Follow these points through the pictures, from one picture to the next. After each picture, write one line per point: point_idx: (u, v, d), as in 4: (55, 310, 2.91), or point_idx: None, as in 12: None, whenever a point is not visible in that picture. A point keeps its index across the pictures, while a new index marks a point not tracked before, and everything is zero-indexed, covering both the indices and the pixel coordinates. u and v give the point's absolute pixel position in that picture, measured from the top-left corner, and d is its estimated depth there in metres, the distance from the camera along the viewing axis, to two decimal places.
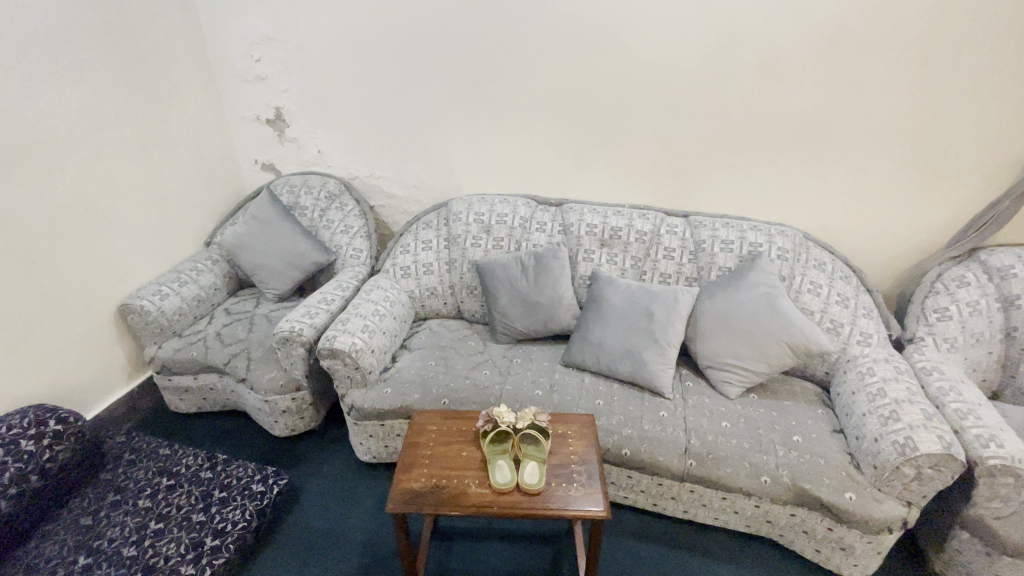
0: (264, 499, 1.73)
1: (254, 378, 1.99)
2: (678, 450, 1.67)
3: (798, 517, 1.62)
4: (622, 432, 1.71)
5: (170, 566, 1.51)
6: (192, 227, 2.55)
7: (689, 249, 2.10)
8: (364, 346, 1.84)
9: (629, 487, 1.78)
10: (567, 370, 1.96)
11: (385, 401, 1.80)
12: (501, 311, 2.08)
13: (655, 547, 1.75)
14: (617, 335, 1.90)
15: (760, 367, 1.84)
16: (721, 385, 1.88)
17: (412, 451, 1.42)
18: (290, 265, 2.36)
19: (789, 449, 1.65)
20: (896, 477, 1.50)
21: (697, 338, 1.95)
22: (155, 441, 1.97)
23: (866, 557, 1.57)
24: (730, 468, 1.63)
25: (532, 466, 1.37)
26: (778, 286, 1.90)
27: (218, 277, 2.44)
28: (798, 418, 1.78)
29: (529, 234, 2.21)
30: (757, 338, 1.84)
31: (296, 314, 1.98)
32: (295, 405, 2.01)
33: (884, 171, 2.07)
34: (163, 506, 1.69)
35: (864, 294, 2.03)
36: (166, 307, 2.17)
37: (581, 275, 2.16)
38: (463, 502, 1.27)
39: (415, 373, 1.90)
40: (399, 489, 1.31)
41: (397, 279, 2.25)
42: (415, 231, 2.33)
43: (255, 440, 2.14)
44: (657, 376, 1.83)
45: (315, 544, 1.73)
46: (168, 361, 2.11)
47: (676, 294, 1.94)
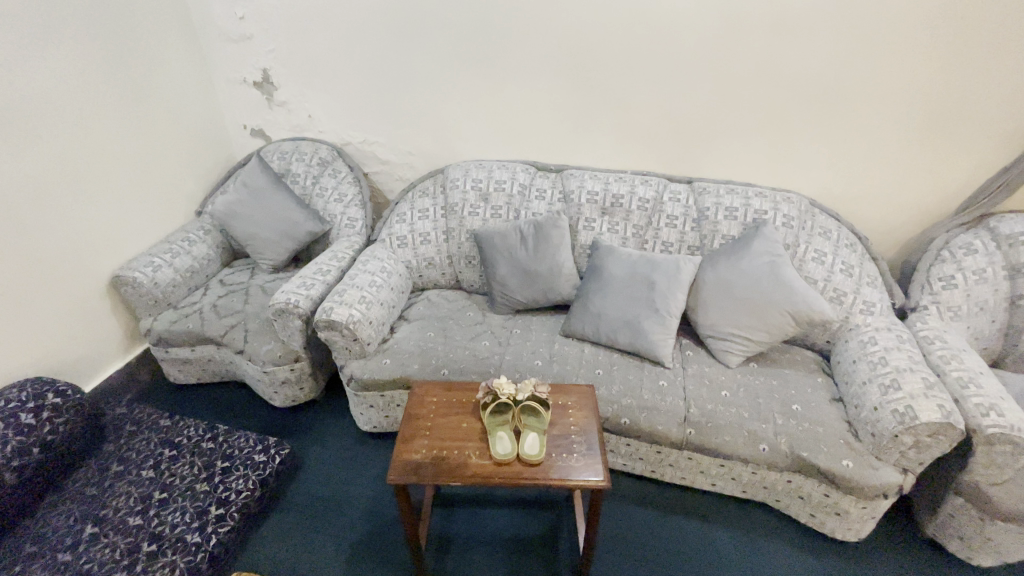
0: (267, 468, 1.75)
1: (252, 349, 1.97)
2: (677, 418, 1.67)
3: (795, 483, 1.63)
4: (622, 402, 1.71)
5: (176, 534, 1.53)
6: (181, 196, 2.48)
7: (692, 216, 2.05)
8: (362, 317, 1.82)
9: (628, 455, 1.80)
10: (567, 341, 1.94)
11: (386, 372, 1.80)
12: (500, 280, 2.04)
13: (652, 512, 1.79)
14: (618, 305, 1.87)
15: (761, 336, 1.83)
16: (721, 354, 1.87)
17: (412, 422, 1.40)
18: (284, 235, 2.31)
19: (788, 417, 1.66)
20: (894, 444, 1.51)
21: (698, 307, 1.92)
22: (156, 413, 1.97)
23: (860, 521, 1.59)
24: (729, 436, 1.64)
25: (533, 437, 1.36)
26: (782, 254, 1.87)
27: (212, 247, 2.39)
28: (797, 386, 1.78)
29: (528, 202, 2.15)
30: (760, 307, 1.82)
31: (292, 285, 1.94)
32: (294, 375, 2.01)
33: (897, 134, 1.99)
34: (167, 476, 1.70)
35: (869, 262, 2.00)
36: (159, 279, 2.14)
37: (581, 244, 2.12)
38: (464, 473, 1.26)
39: (414, 344, 1.88)
40: (400, 460, 1.29)
41: (394, 250, 2.20)
42: (411, 199, 2.27)
43: (256, 410, 2.15)
44: (658, 346, 1.81)
45: (318, 510, 1.76)
46: (164, 333, 2.08)
47: (678, 263, 1.91)
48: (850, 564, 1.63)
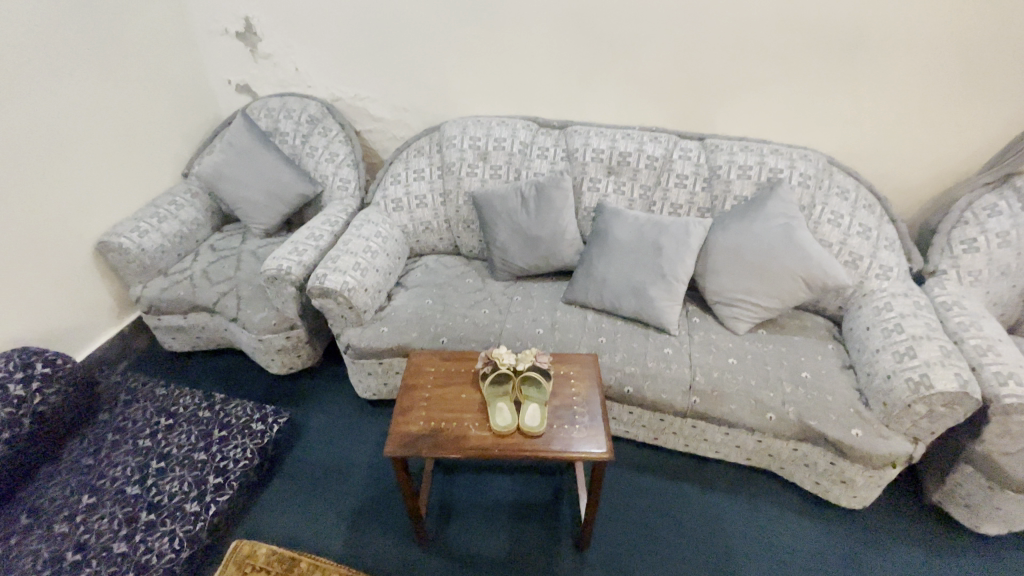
0: (264, 437, 1.74)
1: (246, 317, 1.92)
2: (682, 386, 1.63)
3: (800, 451, 1.61)
4: (626, 370, 1.66)
5: (175, 503, 1.53)
6: (165, 158, 2.36)
7: (703, 176, 1.95)
8: (357, 284, 1.75)
9: (630, 423, 1.77)
10: (570, 308, 1.87)
11: (383, 341, 1.74)
12: (500, 245, 1.95)
13: (654, 478, 1.77)
14: (623, 270, 1.79)
15: (772, 302, 1.76)
16: (729, 321, 1.81)
17: (410, 393, 1.35)
18: (275, 198, 2.21)
19: (796, 385, 1.61)
20: (906, 414, 1.47)
21: (707, 273, 1.84)
22: (152, 381, 1.95)
23: (866, 489, 1.57)
24: (735, 405, 1.60)
25: (533, 409, 1.30)
26: (797, 216, 1.77)
27: (200, 211, 2.30)
28: (807, 354, 1.72)
29: (530, 161, 2.04)
30: (771, 273, 1.74)
31: (283, 250, 1.86)
32: (290, 343, 1.96)
33: (927, 87, 1.85)
34: (164, 446, 1.69)
35: (887, 225, 1.91)
36: (146, 245, 2.06)
37: (586, 205, 2.02)
38: (463, 445, 1.21)
39: (412, 311, 1.82)
40: (397, 432, 1.24)
41: (389, 213, 2.11)
42: (406, 159, 2.15)
43: (254, 377, 2.12)
44: (664, 313, 1.74)
45: (319, 477, 1.75)
46: (155, 300, 2.03)
47: (687, 226, 1.82)
48: (852, 530, 1.63)
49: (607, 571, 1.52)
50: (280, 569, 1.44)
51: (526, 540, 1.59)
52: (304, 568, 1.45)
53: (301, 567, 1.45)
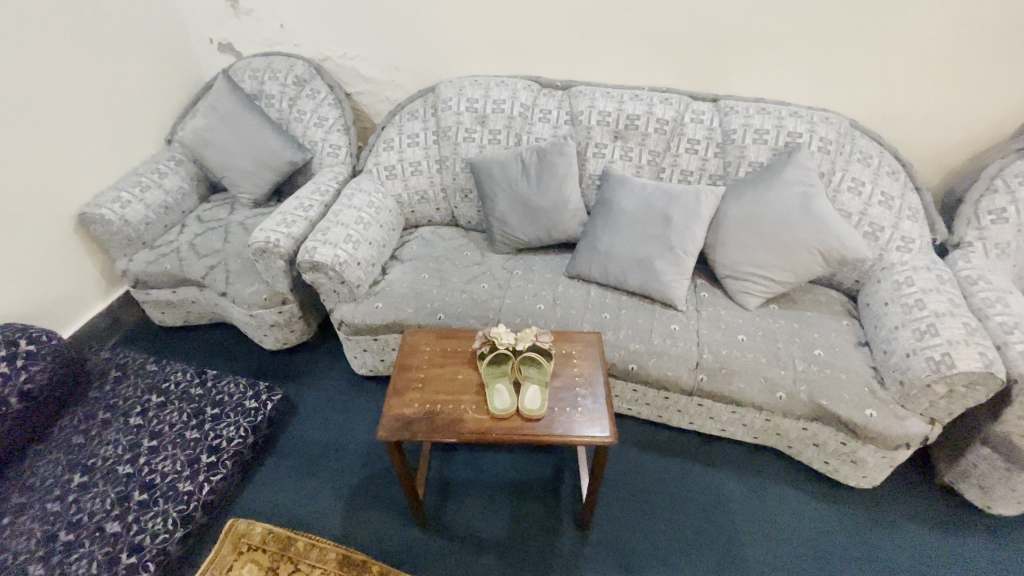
0: (258, 415, 1.69)
1: (235, 291, 1.85)
2: (689, 364, 1.56)
3: (810, 430, 1.55)
4: (630, 347, 1.59)
5: (168, 482, 1.50)
6: (146, 123, 2.23)
7: (716, 141, 1.82)
8: (349, 258, 1.66)
9: (634, 401, 1.72)
10: (573, 282, 1.78)
11: (378, 317, 1.67)
12: (499, 216, 1.85)
13: (658, 456, 1.73)
14: (629, 243, 1.70)
15: (786, 275, 1.67)
16: (740, 296, 1.72)
17: (404, 374, 1.28)
18: (263, 166, 2.10)
19: (809, 363, 1.54)
20: (923, 394, 1.40)
21: (717, 245, 1.75)
22: (142, 357, 1.89)
23: (877, 470, 1.52)
24: (744, 383, 1.54)
25: (533, 391, 1.23)
26: (816, 183, 1.66)
27: (186, 180, 2.20)
28: (820, 330, 1.65)
29: (530, 125, 1.91)
30: (786, 244, 1.64)
31: (271, 222, 1.77)
32: (283, 318, 1.89)
33: (962, 41, 1.70)
34: (156, 424, 1.65)
35: (911, 193, 1.79)
36: (130, 216, 1.97)
37: (590, 173, 1.90)
38: (459, 428, 1.15)
39: (407, 286, 1.74)
40: (390, 416, 1.18)
41: (382, 182, 2.00)
42: (399, 124, 2.02)
43: (247, 353, 2.07)
44: (671, 288, 1.66)
45: (315, 454, 1.71)
46: (142, 274, 1.95)
47: (697, 195, 1.71)
48: (860, 510, 1.59)
49: (608, 551, 1.49)
50: (278, 548, 1.44)
51: (526, 519, 1.56)
52: (302, 547, 1.45)
53: (299, 546, 1.45)
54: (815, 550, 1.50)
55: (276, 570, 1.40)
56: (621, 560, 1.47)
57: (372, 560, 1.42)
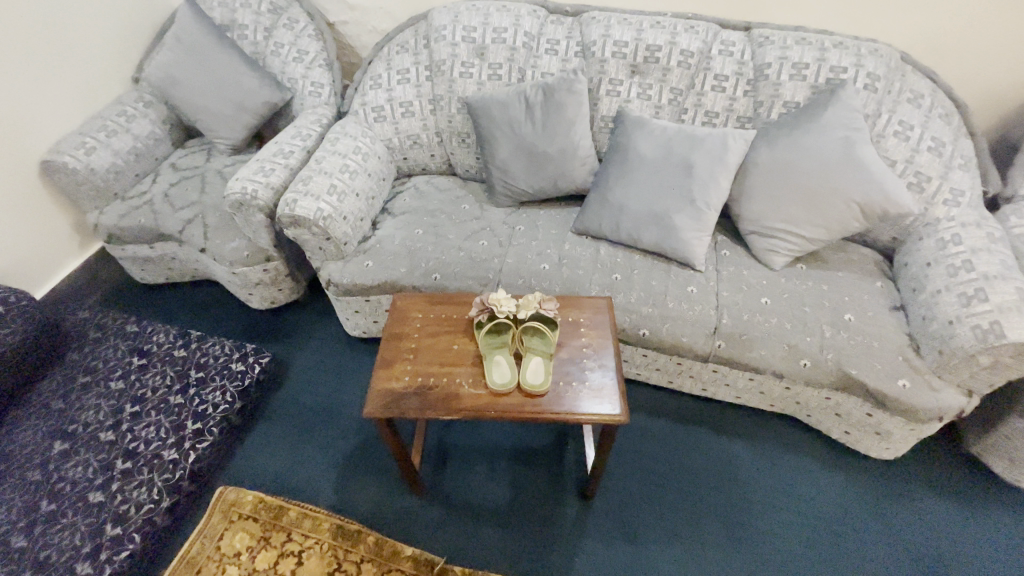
0: (246, 379, 1.60)
1: (215, 248, 1.71)
2: (707, 330, 1.43)
3: (833, 400, 1.45)
4: (643, 311, 1.45)
5: (152, 450, 1.43)
6: (108, 59, 2.00)
7: (746, 77, 1.60)
8: (333, 211, 1.50)
9: (644, 366, 1.61)
10: (581, 239, 1.63)
11: (368, 277, 1.54)
12: (500, 164, 1.67)
13: (667, 424, 1.64)
14: (644, 195, 1.53)
15: (818, 232, 1.50)
16: (765, 255, 1.56)
17: (393, 344, 1.16)
18: (239, 108, 1.90)
19: (838, 329, 1.41)
20: (965, 364, 1.28)
21: (743, 197, 1.57)
22: (121, 317, 1.78)
23: (902, 442, 1.43)
24: (765, 350, 1.41)
25: (536, 363, 1.11)
26: (861, 126, 1.46)
27: (157, 125, 2.00)
28: (852, 292, 1.50)
29: (536, 58, 1.69)
30: (822, 197, 1.46)
31: (248, 171, 1.60)
32: (268, 276, 1.77)
33: None
34: (138, 388, 1.57)
35: (965, 139, 1.58)
36: (96, 165, 1.80)
37: (603, 115, 1.70)
38: (454, 405, 1.04)
39: (400, 243, 1.59)
40: (378, 390, 1.07)
41: (370, 125, 1.80)
42: (387, 57, 1.79)
43: (234, 312, 1.95)
44: (690, 246, 1.50)
45: (307, 420, 1.63)
46: (114, 228, 1.81)
47: (725, 140, 1.51)
48: (880, 480, 1.51)
49: (614, 521, 1.42)
50: (270, 518, 1.39)
51: (528, 487, 1.49)
52: (294, 517, 1.39)
53: (291, 515, 1.40)
54: (831, 522, 1.43)
55: (268, 540, 1.35)
56: (627, 530, 1.41)
57: (368, 530, 1.37)
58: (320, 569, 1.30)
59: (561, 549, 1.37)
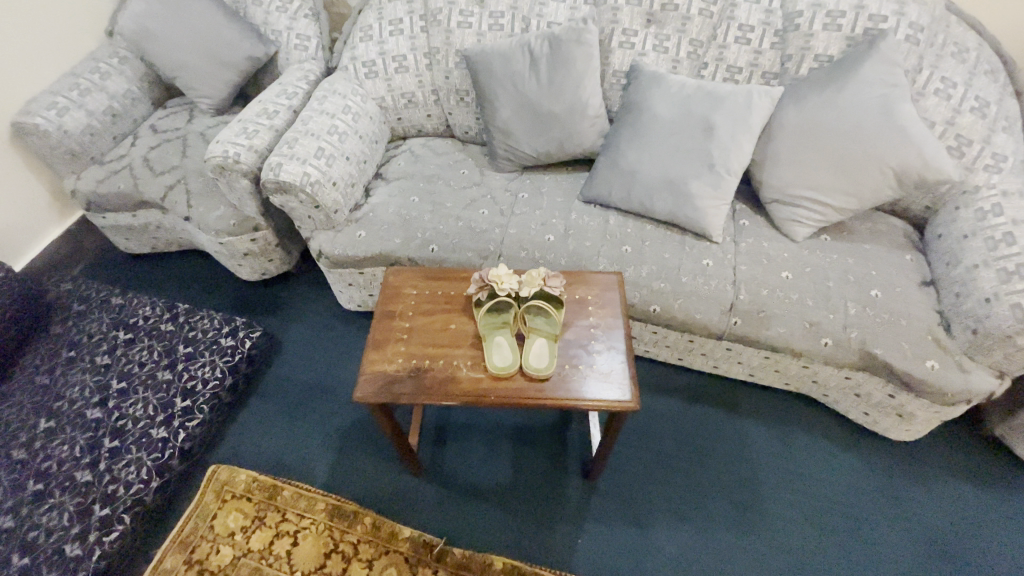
0: (236, 354, 1.53)
1: (199, 216, 1.61)
2: (722, 306, 1.34)
3: (854, 380, 1.37)
4: (654, 286, 1.36)
5: (140, 429, 1.38)
6: (77, 9, 1.85)
7: (774, 27, 1.45)
8: (322, 177, 1.39)
9: (652, 343, 1.53)
10: (589, 208, 1.51)
11: (360, 248, 1.44)
12: (501, 125, 1.54)
13: (675, 402, 1.57)
14: (659, 159, 1.40)
15: (846, 201, 1.39)
16: (787, 225, 1.45)
17: (386, 323, 1.08)
18: (219, 63, 1.75)
19: (864, 306, 1.31)
20: (1000, 346, 1.19)
21: (765, 162, 1.45)
22: (106, 288, 1.71)
23: (923, 424, 1.36)
24: (784, 328, 1.32)
25: (539, 345, 1.03)
26: (901, 83, 1.31)
27: (133, 82, 1.86)
28: (879, 266, 1.39)
29: (541, 6, 1.53)
30: (853, 162, 1.34)
31: (229, 133, 1.48)
32: (257, 247, 1.67)
33: None
34: (124, 363, 1.51)
35: (1012, 98, 1.44)
36: (70, 127, 1.68)
37: (614, 70, 1.56)
38: (451, 390, 0.96)
39: (394, 211, 1.49)
40: (369, 373, 0.99)
41: (361, 82, 1.66)
42: (378, 5, 1.63)
43: (224, 283, 1.87)
44: (707, 215, 1.38)
45: (301, 397, 1.58)
46: (93, 195, 1.70)
47: (749, 98, 1.38)
48: (897, 463, 1.45)
49: (619, 503, 1.38)
50: (263, 497, 1.35)
51: (530, 467, 1.43)
52: (289, 496, 1.35)
53: (285, 495, 1.36)
54: (844, 505, 1.38)
55: (262, 520, 1.32)
56: (632, 512, 1.36)
57: (365, 510, 1.33)
58: (316, 550, 1.27)
59: (564, 531, 1.32)
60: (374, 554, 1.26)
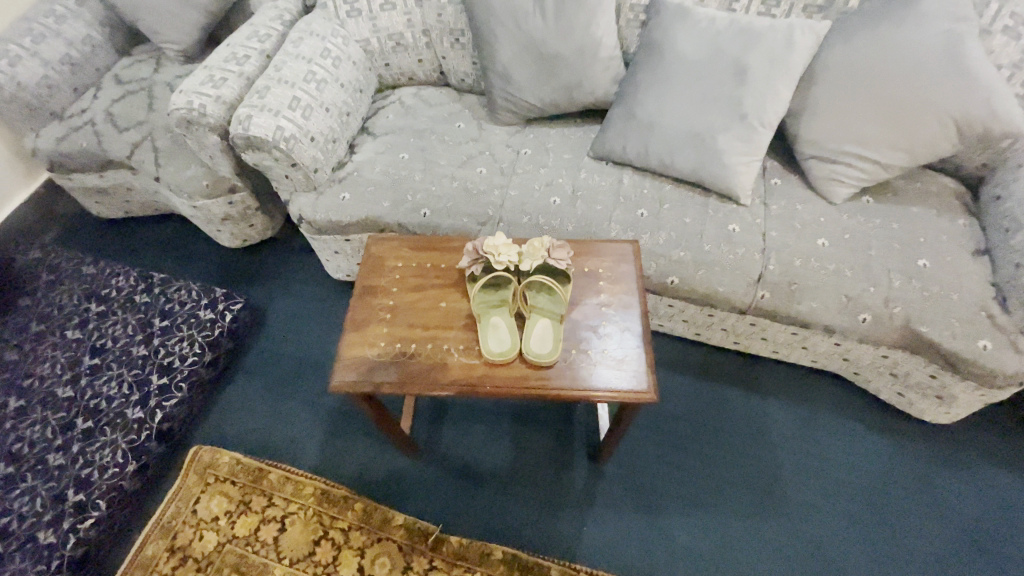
0: (216, 329, 1.42)
1: (170, 177, 1.46)
2: (749, 278, 1.20)
3: (891, 358, 1.24)
4: (672, 256, 1.21)
5: (115, 409, 1.28)
6: None
7: None
8: (298, 132, 1.23)
9: (667, 317, 1.39)
10: (600, 165, 1.35)
11: (344, 212, 1.29)
12: (502, 70, 1.35)
13: (690, 380, 1.46)
14: (681, 110, 1.23)
15: (894, 158, 1.21)
16: (825, 185, 1.28)
17: (367, 300, 0.95)
18: (184, 1, 1.55)
19: (910, 279, 1.16)
20: None
21: (803, 112, 1.27)
22: (76, 256, 1.58)
23: (964, 406, 1.24)
24: (818, 302, 1.18)
25: (542, 329, 0.89)
26: (971, 16, 1.11)
27: (92, 26, 1.67)
28: (929, 232, 1.23)
29: None
30: (906, 112, 1.16)
31: (194, 81, 1.30)
32: (236, 210, 1.53)
33: None
34: (97, 338, 1.40)
35: None
36: (22, 77, 1.51)
37: (631, 5, 1.35)
38: (441, 379, 0.84)
39: (382, 170, 1.33)
40: (348, 359, 0.87)
41: (342, 22, 1.46)
42: None
43: (206, 250, 1.74)
44: (735, 174, 1.22)
45: (288, 372, 1.47)
46: (54, 154, 1.55)
47: (790, 35, 1.18)
48: (931, 447, 1.34)
49: (628, 488, 1.28)
50: (248, 481, 1.27)
51: (532, 450, 1.34)
52: (275, 480, 1.27)
53: (271, 479, 1.27)
54: (871, 492, 1.28)
55: (248, 504, 1.24)
56: (641, 498, 1.27)
57: (356, 496, 1.25)
58: (305, 537, 1.19)
59: (569, 518, 1.24)
60: (366, 541, 1.19)
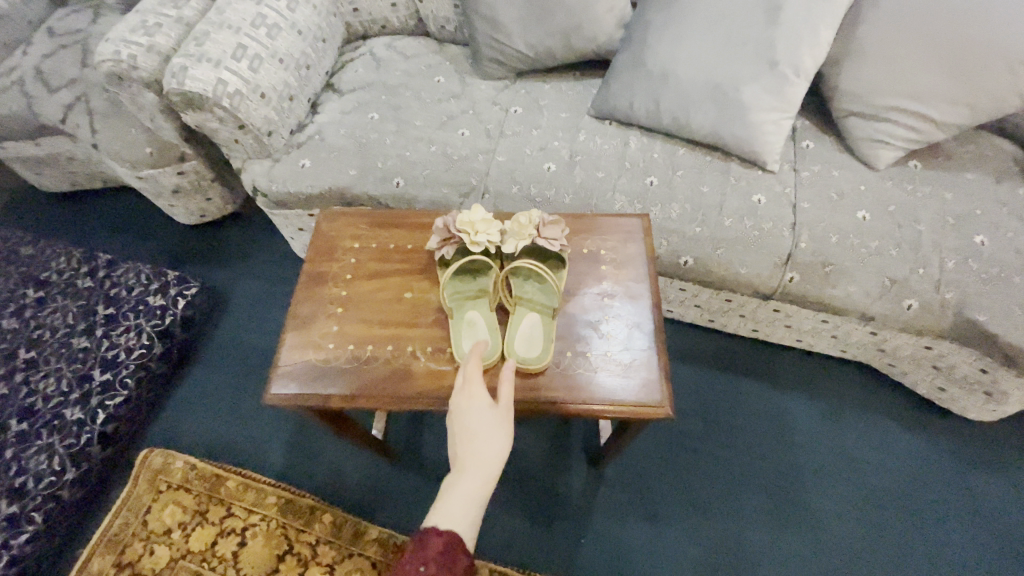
0: (167, 317, 1.26)
1: (109, 143, 1.28)
2: (776, 258, 1.02)
3: (935, 350, 1.08)
4: (687, 232, 1.04)
5: (52, 408, 1.13)
6: None
7: None
8: (245, 86, 1.05)
9: (678, 302, 1.23)
10: (602, 125, 1.15)
11: (305, 183, 1.11)
12: (487, 12, 1.15)
13: (701, 370, 1.31)
14: (700, 57, 1.04)
15: (954, 113, 1.02)
16: (868, 147, 1.08)
17: (316, 292, 0.79)
18: None
19: (965, 259, 0.98)
20: None
21: (846, 59, 1.07)
22: (14, 235, 1.41)
23: (1016, 403, 1.08)
24: (855, 286, 1.01)
25: (528, 327, 0.73)
26: None
27: None
28: (988, 203, 1.05)
29: None
30: (973, 56, 0.96)
31: (123, 27, 1.10)
32: (188, 181, 1.36)
33: None
34: (33, 328, 1.24)
35: None
36: None
37: None
38: (402, 389, 0.70)
39: (347, 133, 1.14)
40: (291, 366, 0.72)
41: None
42: None
43: (163, 227, 1.57)
44: (761, 136, 1.03)
45: (252, 364, 1.32)
46: None
47: None
48: (970, 447, 1.19)
49: (631, 494, 1.14)
50: (205, 489, 1.13)
51: (524, 451, 1.19)
52: (234, 488, 1.13)
53: (230, 486, 1.14)
54: (905, 498, 1.14)
55: (204, 515, 1.10)
56: (646, 507, 1.13)
57: (325, 505, 1.11)
58: (267, 552, 1.06)
59: (565, 529, 1.10)
60: (335, 557, 1.05)
